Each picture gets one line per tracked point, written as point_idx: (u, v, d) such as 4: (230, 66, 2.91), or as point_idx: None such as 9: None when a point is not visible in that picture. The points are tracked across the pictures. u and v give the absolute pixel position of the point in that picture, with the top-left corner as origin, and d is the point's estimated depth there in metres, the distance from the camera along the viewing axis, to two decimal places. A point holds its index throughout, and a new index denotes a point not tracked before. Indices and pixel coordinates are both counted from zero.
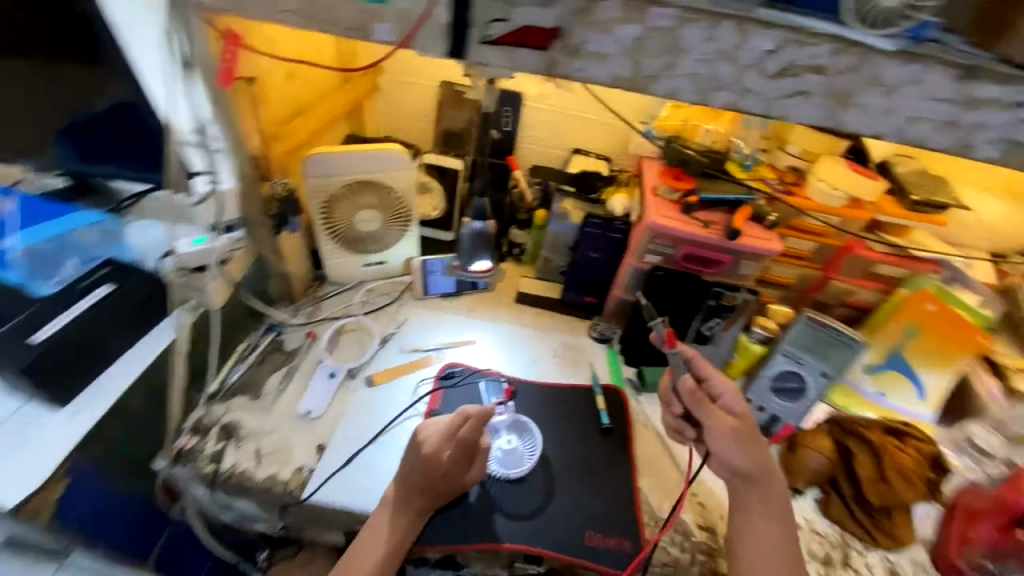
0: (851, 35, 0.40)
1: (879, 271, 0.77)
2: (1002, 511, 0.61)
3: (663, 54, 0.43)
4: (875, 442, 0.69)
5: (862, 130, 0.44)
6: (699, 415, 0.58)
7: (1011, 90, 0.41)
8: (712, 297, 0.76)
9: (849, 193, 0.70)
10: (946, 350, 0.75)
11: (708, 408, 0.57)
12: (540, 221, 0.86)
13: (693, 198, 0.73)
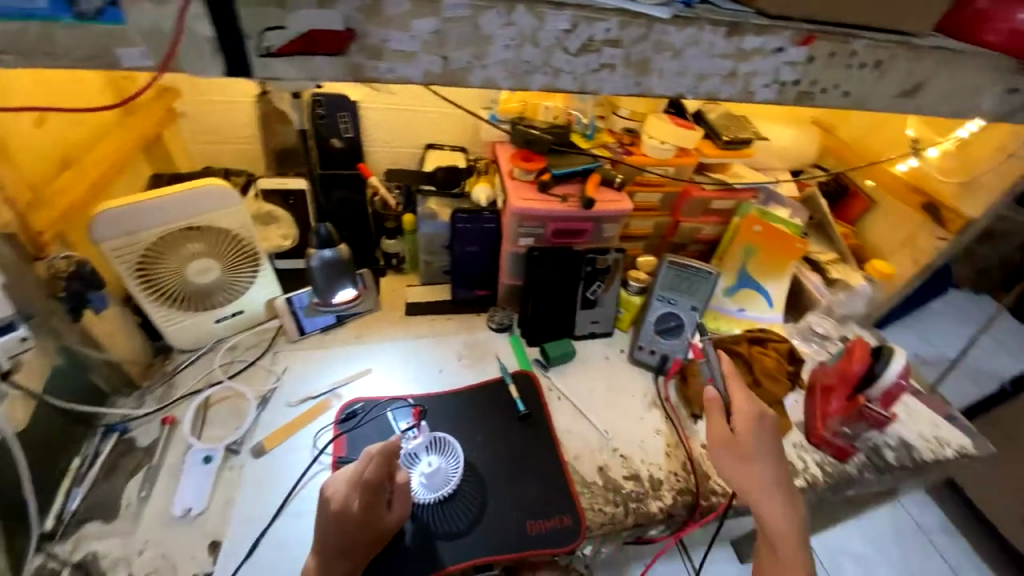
0: (633, 8, 0.43)
1: (715, 207, 0.91)
2: (845, 383, 0.75)
3: (468, 44, 0.42)
4: (745, 354, 0.81)
5: (664, 92, 0.48)
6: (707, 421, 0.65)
7: (768, 39, 0.47)
8: (587, 263, 0.84)
9: (675, 144, 0.82)
10: (777, 261, 0.92)
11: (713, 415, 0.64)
12: (410, 227, 0.89)
13: (547, 175, 0.79)
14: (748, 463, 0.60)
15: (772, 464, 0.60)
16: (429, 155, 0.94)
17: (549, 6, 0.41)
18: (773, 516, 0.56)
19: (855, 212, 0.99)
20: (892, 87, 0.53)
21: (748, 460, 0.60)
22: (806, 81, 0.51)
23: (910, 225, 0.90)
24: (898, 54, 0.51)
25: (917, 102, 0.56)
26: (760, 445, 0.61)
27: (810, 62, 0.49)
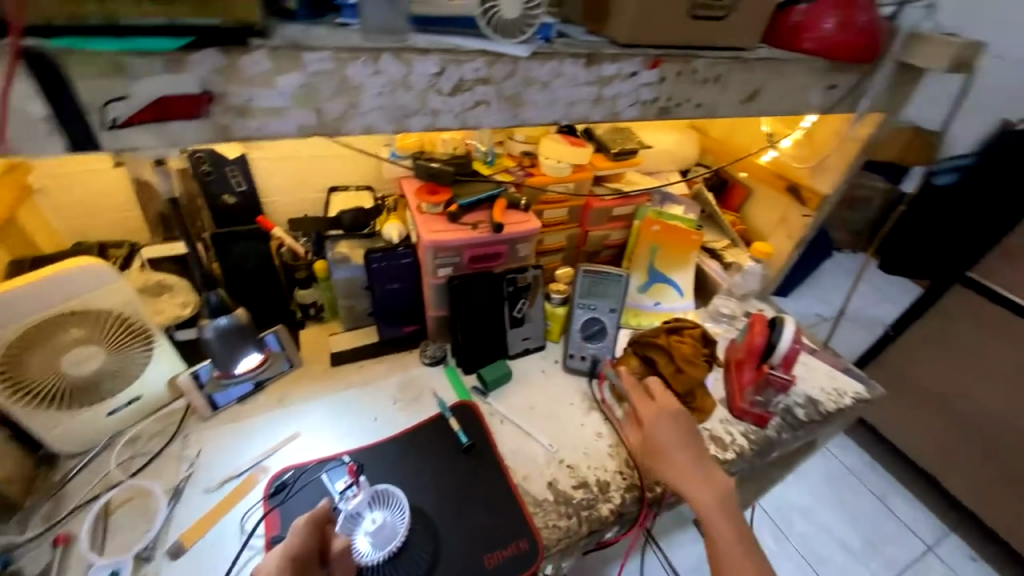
0: (497, 48, 0.45)
1: (617, 213, 0.99)
2: (752, 356, 0.83)
3: (339, 95, 0.42)
4: (664, 344, 0.85)
5: (541, 120, 0.52)
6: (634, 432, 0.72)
7: (622, 65, 0.52)
8: (508, 283, 0.85)
9: (570, 162, 0.88)
10: (678, 254, 1.01)
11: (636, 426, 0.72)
12: (323, 274, 0.85)
13: (454, 206, 0.80)
14: (665, 457, 0.67)
15: (685, 451, 0.67)
16: (334, 199, 0.91)
17: (414, 53, 0.42)
18: (699, 496, 0.63)
19: (737, 200, 1.12)
20: (735, 97, 0.61)
21: (663, 455, 0.68)
22: (663, 98, 0.57)
23: (780, 207, 1.02)
24: (734, 68, 0.58)
25: (759, 105, 0.64)
26: (670, 437, 0.69)
27: (663, 81, 0.55)
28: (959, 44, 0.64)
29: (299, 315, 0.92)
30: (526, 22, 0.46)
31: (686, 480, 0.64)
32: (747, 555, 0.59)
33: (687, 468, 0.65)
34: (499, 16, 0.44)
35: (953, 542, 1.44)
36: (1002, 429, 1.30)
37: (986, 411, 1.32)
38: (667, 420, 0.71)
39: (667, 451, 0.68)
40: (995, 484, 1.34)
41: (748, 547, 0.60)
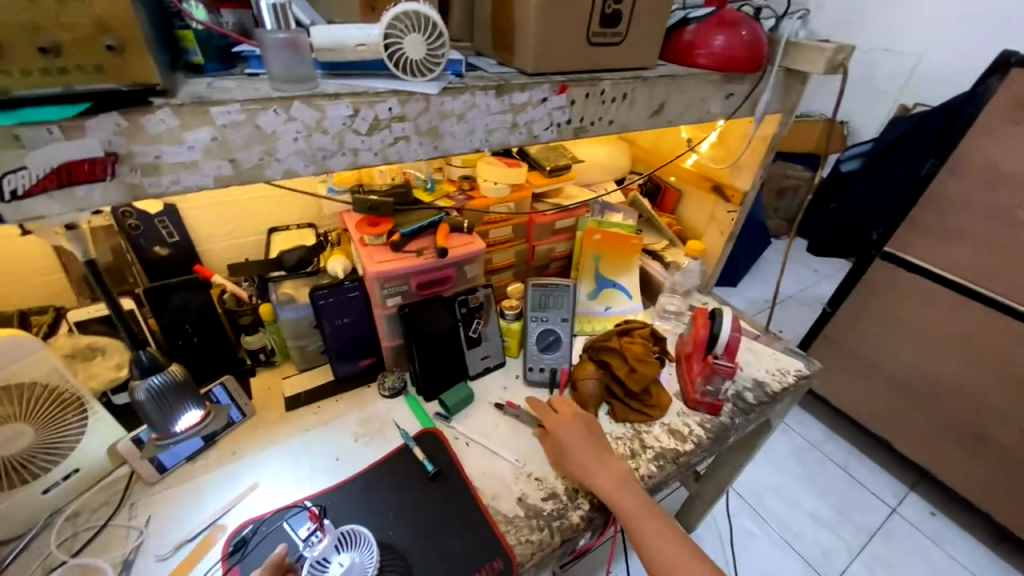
0: (406, 88, 0.47)
1: (560, 226, 1.03)
2: (699, 347, 0.87)
3: (254, 144, 0.43)
4: (617, 346, 0.88)
5: (462, 149, 0.55)
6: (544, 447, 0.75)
7: (533, 92, 0.55)
8: (461, 305, 0.86)
9: (507, 183, 0.92)
10: (623, 258, 1.05)
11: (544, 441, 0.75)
12: (269, 317, 0.84)
13: (396, 235, 0.79)
14: (571, 462, 0.70)
15: (592, 452, 0.70)
16: (273, 240, 0.90)
17: (325, 99, 0.44)
18: (611, 491, 0.66)
19: (671, 201, 1.20)
20: (643, 111, 0.66)
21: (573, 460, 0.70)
22: (576, 119, 0.61)
23: (708, 206, 1.10)
24: (636, 87, 0.63)
25: (667, 117, 0.70)
26: (575, 442, 0.72)
27: (573, 104, 0.59)
28: (830, 49, 0.72)
29: (248, 361, 0.89)
30: (431, 61, 0.48)
31: (597, 479, 0.67)
32: (663, 537, 0.63)
33: (595, 468, 0.68)
34: (404, 58, 0.47)
35: (909, 497, 1.55)
36: (934, 386, 1.42)
37: (919, 371, 1.44)
38: (569, 427, 0.74)
39: (577, 456, 0.70)
40: (936, 437, 1.45)
41: (664, 527, 0.63)
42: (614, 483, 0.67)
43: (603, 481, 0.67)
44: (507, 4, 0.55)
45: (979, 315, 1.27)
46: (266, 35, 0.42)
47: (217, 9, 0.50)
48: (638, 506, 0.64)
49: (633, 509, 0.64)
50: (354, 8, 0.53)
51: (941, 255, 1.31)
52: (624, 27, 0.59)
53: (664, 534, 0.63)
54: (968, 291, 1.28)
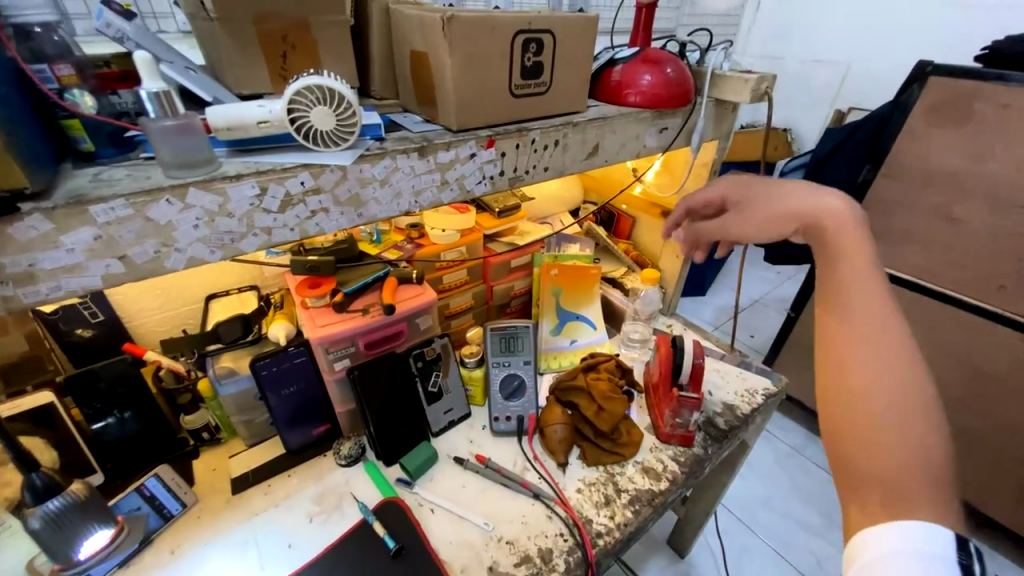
0: (317, 161, 0.45)
1: (516, 264, 1.02)
2: (665, 378, 0.86)
3: (147, 237, 0.39)
4: (584, 385, 0.86)
5: (388, 214, 0.53)
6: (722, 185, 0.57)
7: (458, 148, 0.54)
8: (416, 359, 0.81)
9: (455, 228, 0.90)
10: (582, 290, 1.04)
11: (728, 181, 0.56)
12: (208, 393, 0.78)
13: (339, 296, 0.75)
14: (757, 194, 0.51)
15: (865, 266, 0.40)
16: (212, 309, 0.85)
17: (227, 181, 0.41)
18: (863, 326, 0.37)
19: (626, 227, 1.20)
20: (578, 154, 0.66)
21: (827, 258, 0.42)
22: (508, 170, 0.60)
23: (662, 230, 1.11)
24: (568, 132, 0.63)
25: (602, 156, 0.69)
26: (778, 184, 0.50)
27: (503, 156, 0.58)
28: (753, 79, 0.74)
29: (191, 441, 0.83)
30: (344, 130, 0.46)
31: (846, 304, 0.39)
32: (906, 449, 0.33)
33: (868, 289, 0.39)
34: (313, 130, 0.45)
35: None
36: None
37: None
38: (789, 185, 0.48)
39: (838, 249, 0.41)
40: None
41: (926, 445, 0.33)
42: (891, 326, 0.37)
43: (864, 308, 0.38)
44: (423, 63, 0.54)
45: (931, 310, 1.31)
46: (150, 123, 0.38)
47: (114, 87, 0.49)
48: (871, 301, 0.38)
49: (861, 298, 0.38)
50: (264, 81, 0.52)
51: (889, 254, 1.36)
52: (548, 76, 0.59)
53: (919, 445, 0.33)
54: (918, 287, 1.32)
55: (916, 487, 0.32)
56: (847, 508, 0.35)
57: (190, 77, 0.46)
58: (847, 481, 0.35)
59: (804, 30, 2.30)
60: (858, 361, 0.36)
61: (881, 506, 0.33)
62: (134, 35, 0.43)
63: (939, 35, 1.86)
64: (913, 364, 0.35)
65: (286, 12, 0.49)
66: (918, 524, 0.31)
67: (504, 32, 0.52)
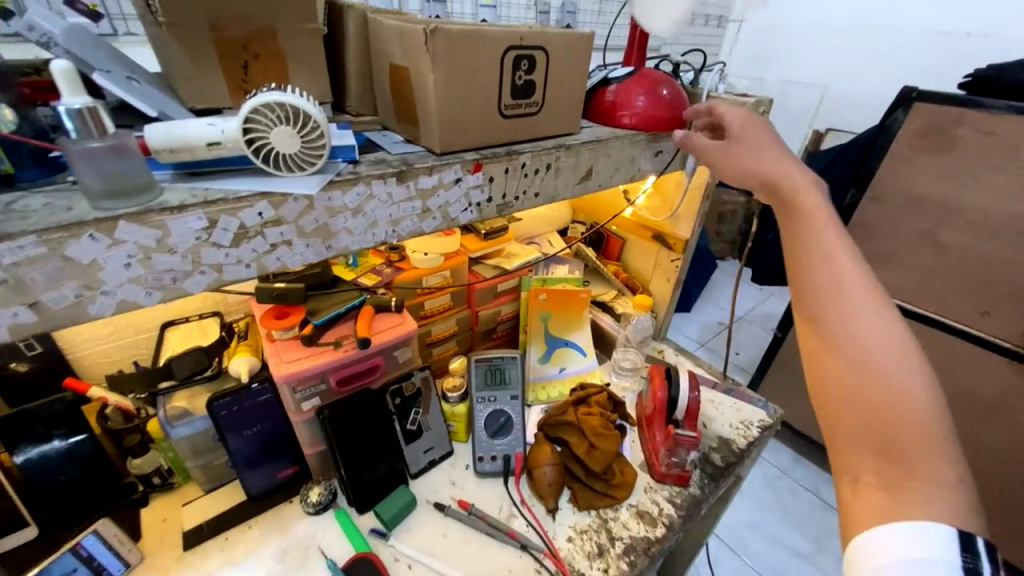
0: (278, 189, 0.39)
1: (503, 288, 0.97)
2: (659, 412, 0.81)
3: (65, 279, 0.33)
4: (574, 421, 0.80)
5: (362, 245, 0.47)
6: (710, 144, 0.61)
7: (441, 174, 0.48)
8: (393, 396, 0.75)
9: (438, 252, 0.84)
10: (571, 315, 0.99)
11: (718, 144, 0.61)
12: (159, 435, 0.70)
13: (308, 328, 0.68)
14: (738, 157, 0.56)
15: (826, 228, 0.45)
16: (167, 339, 0.76)
17: (167, 212, 0.34)
18: (829, 292, 0.41)
19: (615, 249, 1.17)
20: (570, 178, 0.61)
21: (792, 226, 0.47)
22: (496, 196, 0.55)
23: (652, 253, 1.07)
24: (560, 156, 0.58)
25: (596, 181, 0.65)
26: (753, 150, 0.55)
27: (491, 181, 0.53)
28: (750, 103, 0.72)
29: (140, 488, 0.74)
30: (310, 153, 0.40)
31: (811, 262, 0.43)
32: (893, 412, 0.36)
33: (831, 250, 0.43)
34: (274, 153, 0.39)
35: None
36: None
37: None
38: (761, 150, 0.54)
39: (798, 211, 0.47)
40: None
41: (909, 403, 0.36)
42: (858, 285, 0.41)
43: (831, 273, 0.42)
44: (404, 78, 0.49)
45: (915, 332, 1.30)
46: (70, 146, 0.32)
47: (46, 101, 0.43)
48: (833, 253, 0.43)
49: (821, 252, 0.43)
50: (221, 94, 0.46)
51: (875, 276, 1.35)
52: (540, 96, 0.55)
53: (903, 408, 0.36)
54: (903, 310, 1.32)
55: (907, 451, 0.35)
56: (844, 476, 0.39)
57: (130, 90, 0.40)
58: (844, 457, 0.39)
59: (784, 54, 2.34)
60: (831, 332, 0.40)
61: (879, 483, 0.36)
62: (63, 41, 0.37)
63: (912, 60, 1.90)
64: (885, 323, 0.39)
65: (248, 17, 0.43)
66: (913, 495, 0.34)
67: (494, 48, 0.47)
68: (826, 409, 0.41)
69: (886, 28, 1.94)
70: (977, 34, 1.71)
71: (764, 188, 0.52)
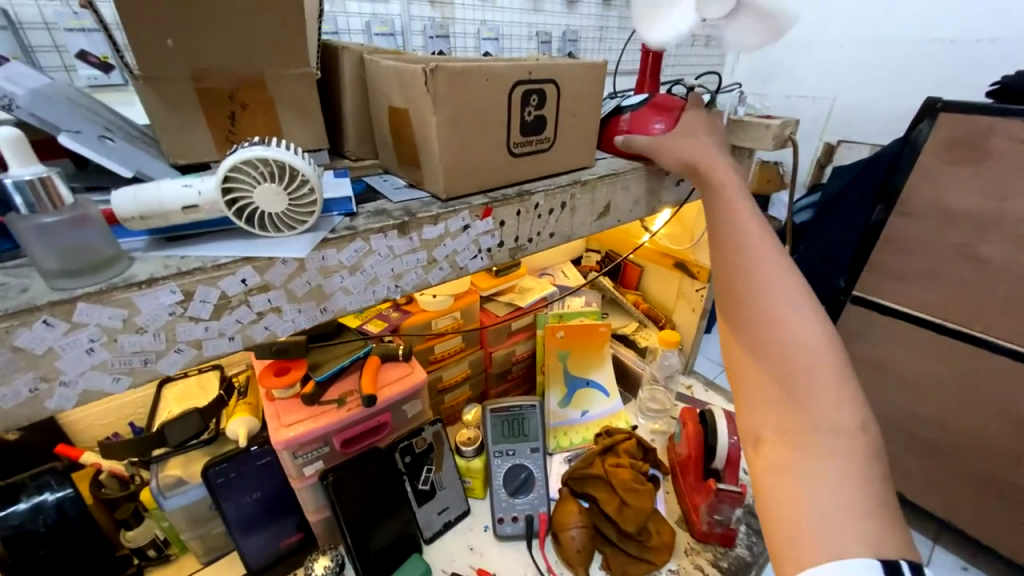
0: (264, 253, 0.35)
1: (517, 326, 0.91)
2: (695, 461, 0.74)
3: (18, 371, 0.29)
4: (603, 475, 0.73)
5: (361, 305, 0.42)
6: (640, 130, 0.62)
7: (447, 222, 0.44)
8: (403, 454, 0.69)
9: (447, 293, 0.80)
10: (591, 352, 0.92)
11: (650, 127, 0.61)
12: (153, 505, 0.64)
13: (308, 385, 0.63)
14: (667, 142, 0.57)
15: (739, 199, 0.47)
16: (163, 398, 0.69)
17: (133, 289, 0.31)
18: (737, 254, 0.43)
19: (633, 277, 1.11)
20: (588, 216, 0.57)
21: (709, 201, 0.49)
22: (509, 240, 0.50)
23: (675, 282, 1.01)
24: (575, 193, 0.53)
25: (615, 216, 0.60)
26: (687, 137, 0.56)
27: (502, 225, 0.48)
28: (776, 125, 0.66)
29: (135, 561, 0.68)
30: (299, 211, 0.36)
31: (724, 233, 0.45)
32: (792, 366, 0.37)
33: (741, 217, 0.45)
34: (260, 213, 0.35)
35: (932, 554, 1.15)
36: (938, 431, 1.14)
37: (917, 418, 1.17)
38: (694, 139, 0.56)
39: (718, 189, 0.48)
40: (944, 488, 1.16)
41: (808, 362, 0.37)
42: (764, 247, 0.42)
43: (737, 238, 0.43)
44: (404, 120, 0.45)
45: (957, 354, 1.06)
46: (20, 223, 0.29)
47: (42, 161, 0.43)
48: (751, 225, 0.44)
49: (741, 223, 0.44)
50: (207, 147, 0.43)
51: (907, 291, 1.13)
52: (552, 131, 0.50)
53: (802, 361, 0.37)
54: (942, 328, 1.08)
55: (807, 404, 0.36)
56: (752, 446, 0.39)
57: (102, 149, 0.38)
58: (751, 416, 0.39)
59: (777, 69, 1.81)
60: (739, 292, 0.42)
61: (784, 441, 0.36)
62: (27, 103, 0.36)
63: (922, 68, 1.43)
64: (791, 282, 0.40)
65: (232, 66, 0.40)
66: (810, 453, 0.34)
67: (498, 84, 0.43)
68: (737, 371, 0.42)
69: (893, 26, 1.47)
70: (990, 39, 1.30)
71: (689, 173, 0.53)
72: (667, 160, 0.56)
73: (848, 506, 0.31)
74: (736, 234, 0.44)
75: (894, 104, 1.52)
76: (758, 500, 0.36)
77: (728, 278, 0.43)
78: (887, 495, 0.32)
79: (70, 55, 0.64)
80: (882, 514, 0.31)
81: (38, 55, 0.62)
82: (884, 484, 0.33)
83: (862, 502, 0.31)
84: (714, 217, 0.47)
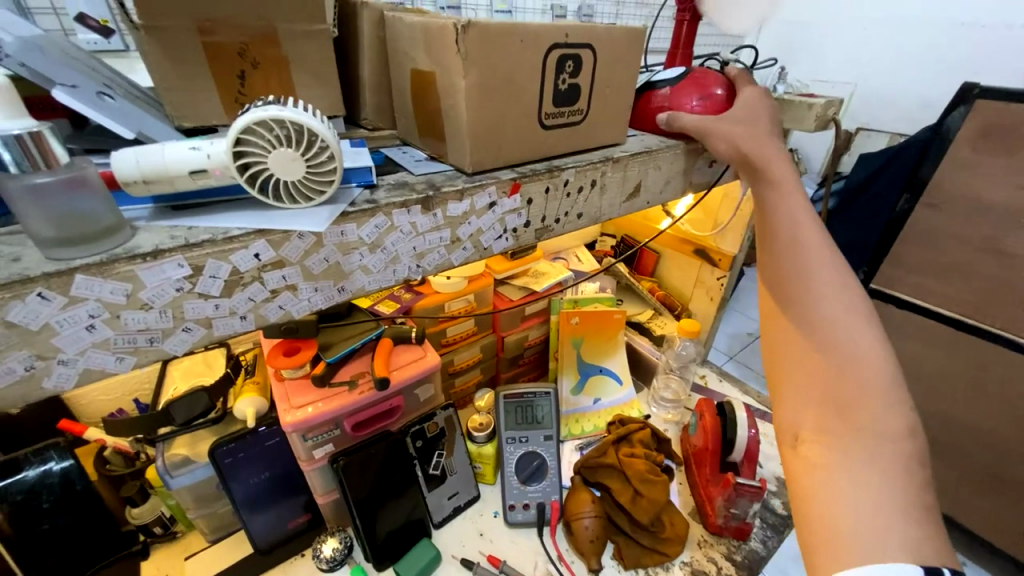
0: (279, 226, 0.32)
1: (531, 310, 0.89)
2: (710, 453, 0.72)
3: (14, 347, 0.27)
4: (617, 465, 0.71)
5: (380, 285, 0.39)
6: (685, 106, 0.57)
7: (474, 199, 0.41)
8: (415, 438, 0.67)
9: (460, 276, 0.77)
10: (605, 339, 0.90)
11: (693, 103, 0.57)
12: (158, 484, 0.63)
13: (319, 367, 0.60)
14: (714, 125, 0.52)
15: (792, 190, 0.43)
16: (169, 375, 0.67)
17: (137, 261, 0.28)
18: (785, 250, 0.40)
19: (649, 263, 1.08)
20: (618, 197, 0.53)
21: (759, 192, 0.45)
22: (536, 220, 0.47)
23: (694, 269, 0.98)
24: (607, 170, 0.50)
25: (644, 196, 0.57)
26: (739, 119, 0.52)
27: (531, 203, 0.45)
28: (819, 104, 0.62)
29: (141, 538, 0.67)
30: (318, 180, 0.33)
31: (775, 223, 0.41)
32: (838, 367, 0.34)
33: (793, 211, 0.41)
34: (275, 181, 0.32)
35: None
36: (950, 428, 1.09)
37: (928, 414, 1.12)
38: (747, 123, 0.51)
39: (771, 178, 0.45)
40: (952, 485, 1.13)
41: (856, 363, 0.34)
42: (818, 243, 0.39)
43: (790, 229, 0.40)
44: (429, 85, 0.41)
45: (975, 351, 1.01)
46: (9, 183, 0.26)
47: (38, 121, 0.39)
48: (806, 219, 0.40)
49: (797, 214, 0.41)
50: (214, 108, 0.39)
51: (928, 285, 1.06)
52: (585, 102, 0.47)
53: (851, 363, 0.34)
54: (960, 324, 1.02)
55: (855, 405, 0.33)
56: (785, 445, 0.36)
57: (99, 107, 0.34)
58: (789, 414, 0.36)
59: (798, 49, 1.71)
60: (787, 288, 0.39)
61: (823, 440, 0.33)
62: (16, 53, 0.33)
63: (952, 52, 1.35)
64: (844, 281, 0.37)
65: (241, 18, 0.36)
66: (852, 455, 0.31)
67: (533, 47, 0.39)
68: (779, 366, 0.39)
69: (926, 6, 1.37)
70: None
71: (737, 162, 0.49)
72: (716, 146, 0.52)
73: (891, 509, 0.29)
74: (789, 224, 0.40)
75: (919, 92, 1.44)
76: (791, 500, 0.34)
77: (777, 270, 0.40)
78: (928, 500, 0.30)
79: (70, 18, 0.59)
80: (925, 521, 0.29)
81: (37, 17, 0.57)
82: (925, 489, 0.30)
83: (905, 509, 0.29)
84: (763, 206, 0.44)
